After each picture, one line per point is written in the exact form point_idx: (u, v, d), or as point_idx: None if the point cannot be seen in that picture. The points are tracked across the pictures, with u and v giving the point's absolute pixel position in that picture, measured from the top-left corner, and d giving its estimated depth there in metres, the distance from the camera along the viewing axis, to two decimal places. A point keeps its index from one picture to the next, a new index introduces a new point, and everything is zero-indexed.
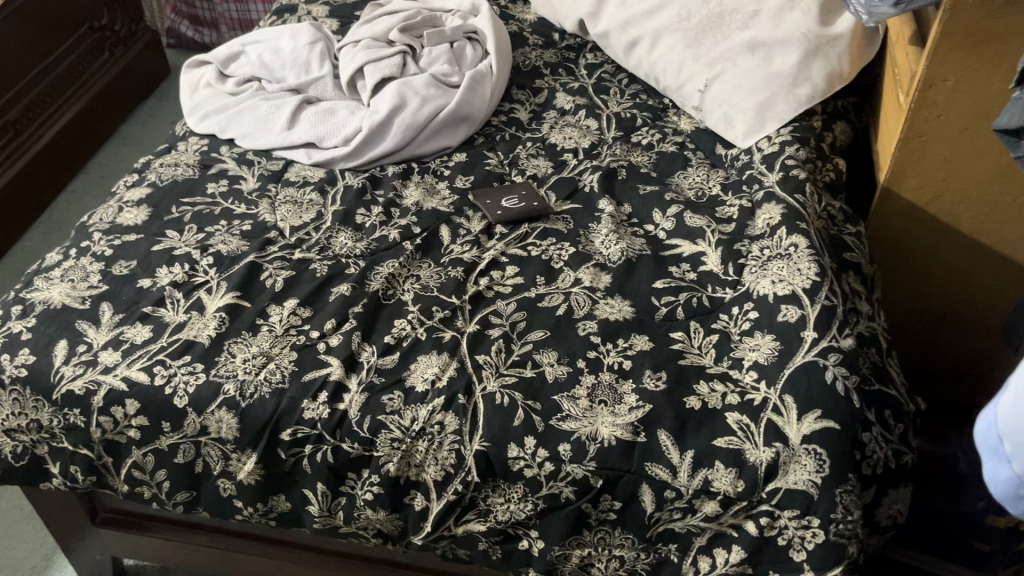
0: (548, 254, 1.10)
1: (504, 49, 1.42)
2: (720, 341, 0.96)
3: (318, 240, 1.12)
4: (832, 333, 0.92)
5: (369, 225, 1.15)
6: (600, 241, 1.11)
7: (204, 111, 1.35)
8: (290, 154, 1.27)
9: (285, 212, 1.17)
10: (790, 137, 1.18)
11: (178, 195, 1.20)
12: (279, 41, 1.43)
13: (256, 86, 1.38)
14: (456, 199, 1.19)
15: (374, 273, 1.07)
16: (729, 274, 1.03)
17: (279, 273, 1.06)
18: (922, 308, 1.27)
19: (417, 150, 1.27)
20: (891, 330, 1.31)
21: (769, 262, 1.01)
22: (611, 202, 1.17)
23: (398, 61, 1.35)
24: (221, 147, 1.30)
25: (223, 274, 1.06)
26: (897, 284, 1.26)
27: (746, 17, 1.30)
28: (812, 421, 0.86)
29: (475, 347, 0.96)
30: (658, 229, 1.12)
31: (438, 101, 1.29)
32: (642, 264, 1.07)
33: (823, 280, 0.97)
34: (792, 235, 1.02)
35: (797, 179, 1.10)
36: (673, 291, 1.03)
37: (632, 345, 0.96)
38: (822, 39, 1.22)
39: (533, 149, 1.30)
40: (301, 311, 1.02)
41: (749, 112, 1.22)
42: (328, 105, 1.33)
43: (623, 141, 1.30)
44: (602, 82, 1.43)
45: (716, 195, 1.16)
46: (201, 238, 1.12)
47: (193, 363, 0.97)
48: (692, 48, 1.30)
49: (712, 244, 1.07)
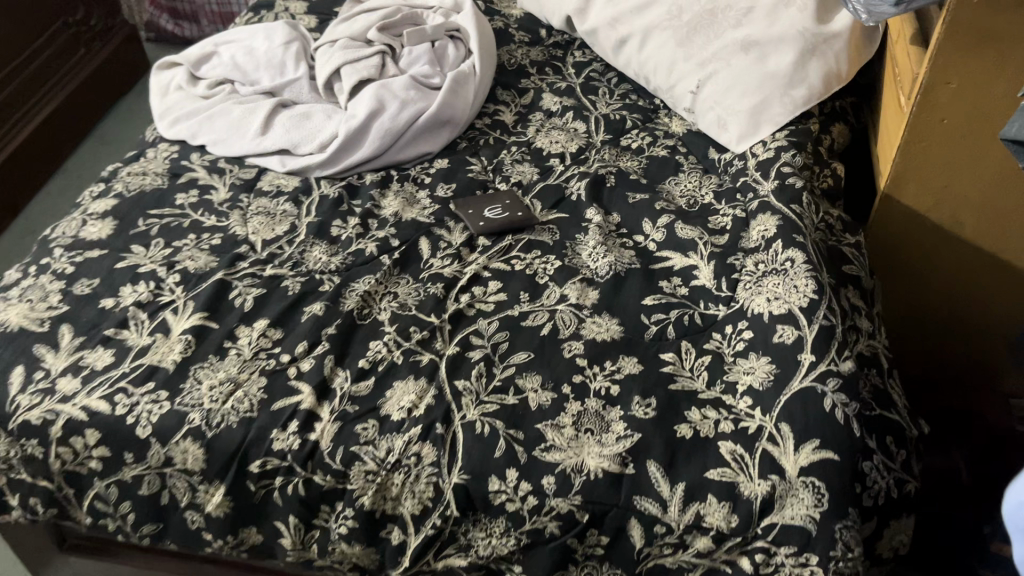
0: (532, 269, 1.04)
1: (487, 48, 1.36)
2: (713, 363, 0.91)
3: (291, 254, 1.07)
4: (831, 356, 0.87)
5: (345, 237, 1.09)
6: (588, 253, 1.06)
7: (174, 116, 1.29)
8: (264, 161, 1.22)
9: (257, 225, 1.11)
10: (786, 142, 1.12)
11: (146, 206, 1.15)
12: (253, 41, 1.37)
13: (228, 89, 1.32)
14: (436, 208, 1.14)
15: (349, 291, 1.01)
16: (723, 290, 0.98)
17: (249, 292, 1.01)
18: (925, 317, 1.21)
19: (396, 156, 1.22)
20: (889, 340, 1.26)
21: (765, 278, 0.96)
22: (599, 211, 1.12)
23: (377, 62, 1.29)
24: (192, 154, 1.25)
25: (190, 293, 1.01)
26: (897, 292, 1.20)
27: (738, 13, 1.23)
28: (810, 452, 0.81)
29: (454, 372, 0.91)
30: (648, 240, 1.07)
31: (418, 104, 1.23)
32: (631, 279, 1.02)
33: (822, 298, 0.91)
34: (789, 249, 0.96)
35: (794, 188, 1.04)
36: (663, 309, 0.97)
37: (621, 368, 0.91)
38: (819, 38, 1.16)
39: (518, 154, 1.24)
40: (272, 333, 0.97)
41: (743, 115, 1.17)
42: (303, 109, 1.27)
43: (611, 145, 1.25)
44: (590, 82, 1.37)
45: (709, 203, 1.11)
46: (167, 254, 1.06)
47: (156, 391, 0.92)
48: (683, 47, 1.24)
49: (705, 258, 1.02)
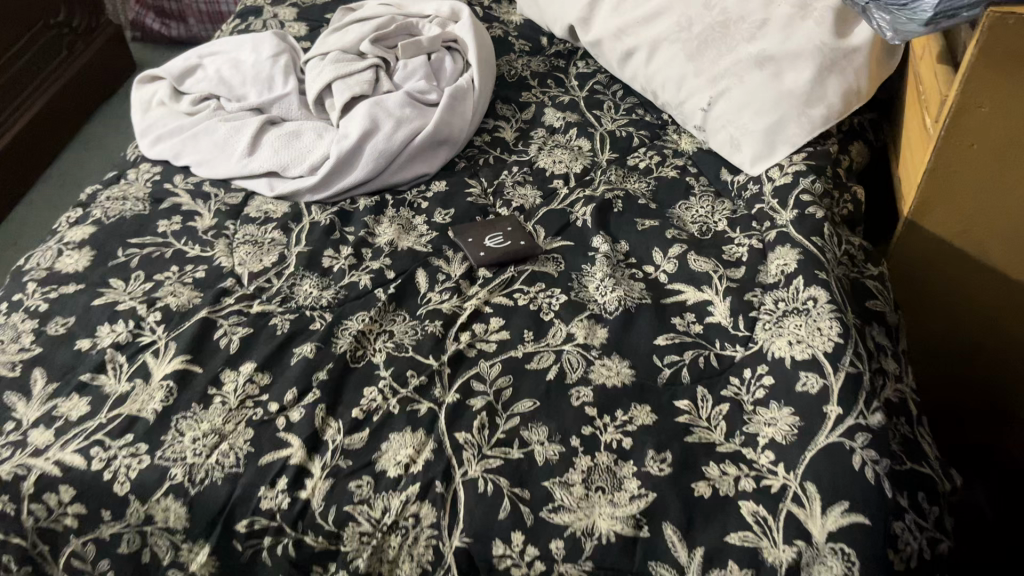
0: (536, 304, 0.98)
1: (486, 60, 1.30)
2: (731, 412, 0.85)
3: (280, 288, 1.01)
4: (860, 407, 0.80)
5: (338, 269, 1.03)
6: (595, 286, 1.00)
7: (156, 134, 1.23)
8: (251, 184, 1.15)
9: (244, 255, 1.05)
10: (804, 166, 1.05)
11: (125, 234, 1.08)
12: (239, 53, 1.30)
13: (214, 105, 1.25)
14: (434, 236, 1.08)
15: (341, 330, 0.95)
16: (740, 329, 0.92)
17: (235, 332, 0.95)
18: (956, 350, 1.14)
19: (391, 179, 1.15)
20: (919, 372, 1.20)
21: (785, 319, 0.90)
22: (606, 239, 1.05)
23: (371, 76, 1.22)
24: (175, 176, 1.18)
25: (172, 333, 0.95)
26: (924, 322, 1.14)
27: (752, 27, 1.15)
28: (838, 515, 0.75)
29: (454, 422, 0.85)
30: (658, 271, 1.01)
31: (414, 123, 1.17)
32: (642, 316, 0.96)
33: (848, 342, 0.85)
34: (811, 286, 0.90)
35: (814, 218, 0.98)
36: (676, 350, 0.91)
37: (633, 419, 0.85)
38: (837, 52, 1.10)
39: (520, 175, 1.18)
40: (260, 378, 0.90)
41: (757, 136, 1.11)
42: (293, 127, 1.21)
43: (618, 165, 1.18)
44: (594, 95, 1.31)
45: (722, 231, 1.05)
46: (148, 289, 1.00)
47: (135, 444, 0.85)
48: (693, 62, 1.18)
49: (720, 293, 0.96)
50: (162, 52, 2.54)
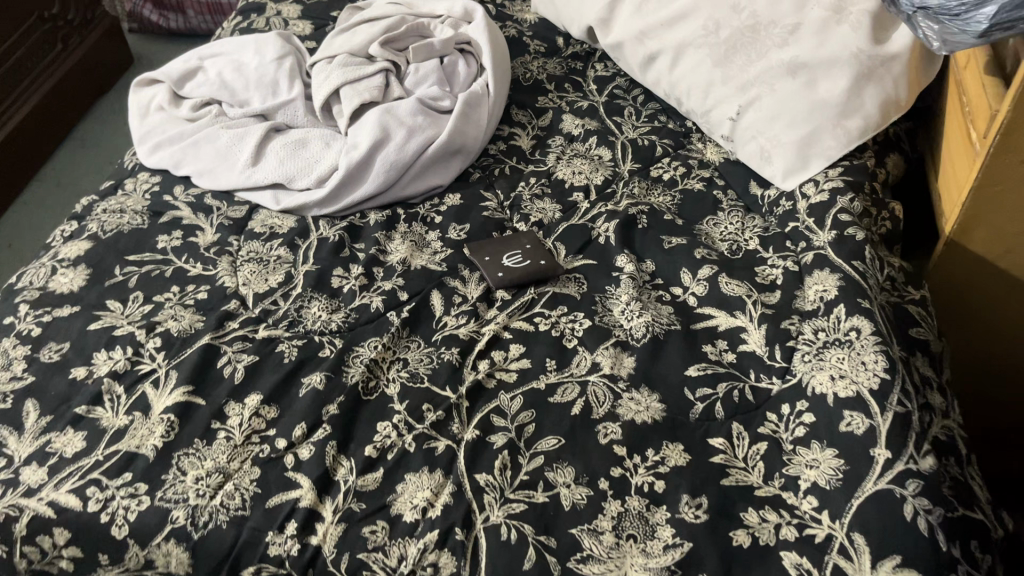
0: (559, 329, 0.93)
1: (501, 63, 1.24)
2: (769, 451, 0.80)
3: (287, 311, 0.95)
4: (910, 451, 0.75)
5: (348, 290, 0.97)
6: (621, 310, 0.94)
7: (155, 141, 1.17)
8: (255, 196, 1.10)
9: (248, 275, 1.00)
10: (841, 182, 1.00)
11: (122, 251, 1.03)
12: (242, 55, 1.24)
13: (215, 111, 1.19)
14: (449, 254, 1.02)
15: (353, 358, 0.90)
16: (776, 360, 0.87)
17: (240, 360, 0.89)
18: (1003, 378, 1.07)
19: (402, 192, 1.09)
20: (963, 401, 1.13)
21: (826, 350, 0.84)
22: (631, 258, 1.00)
23: (381, 82, 1.16)
24: (174, 187, 1.13)
25: (173, 361, 0.89)
26: (969, 348, 1.07)
27: (783, 32, 1.08)
28: (890, 570, 0.69)
29: (473, 462, 0.80)
30: (687, 294, 0.96)
31: (426, 132, 1.11)
32: (671, 344, 0.90)
33: (895, 378, 0.79)
34: (853, 316, 0.85)
35: (854, 240, 0.92)
36: (708, 382, 0.86)
37: (664, 459, 0.80)
38: (875, 60, 1.03)
39: (537, 187, 1.12)
40: (266, 411, 0.85)
41: (789, 148, 1.05)
42: (298, 134, 1.15)
43: (641, 177, 1.13)
44: (614, 100, 1.25)
45: (754, 251, 0.99)
46: (148, 311, 0.94)
47: (133, 484, 0.80)
48: (721, 68, 1.12)
49: (754, 320, 0.90)
50: (161, 46, 2.47)
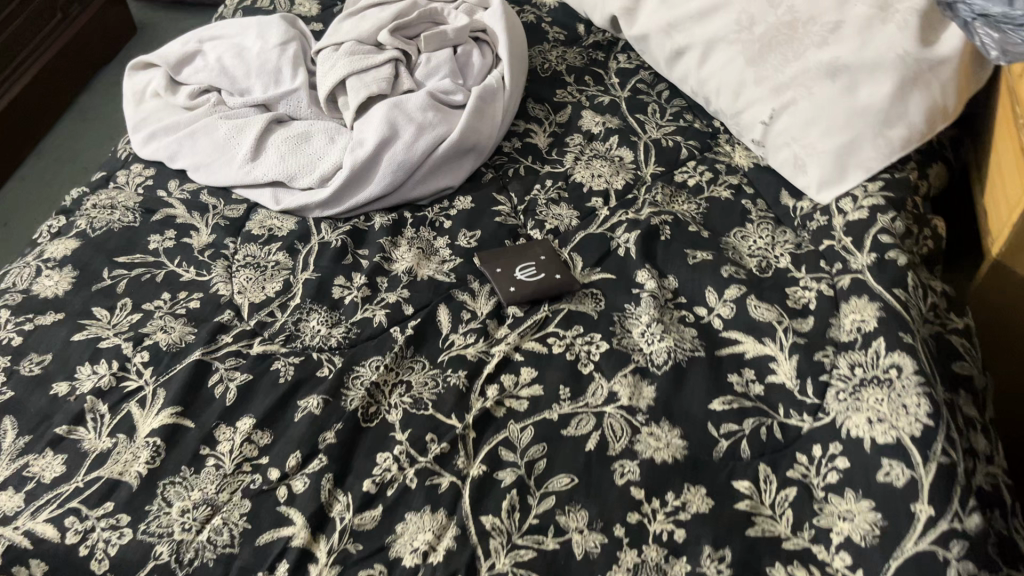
0: (574, 352, 0.87)
1: (518, 54, 1.17)
2: (799, 498, 0.74)
3: (284, 324, 0.89)
4: (954, 508, 0.68)
5: (349, 301, 0.91)
6: (641, 332, 0.88)
7: (149, 131, 1.10)
8: (254, 195, 1.03)
9: (244, 282, 0.94)
10: (882, 199, 0.92)
11: (112, 252, 0.97)
12: (243, 39, 1.17)
13: (214, 99, 1.12)
14: (458, 263, 0.96)
15: (353, 379, 0.84)
16: (808, 396, 0.81)
17: (233, 378, 0.84)
18: None
19: (410, 194, 1.03)
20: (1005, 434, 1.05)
21: (863, 389, 0.78)
22: (652, 274, 0.93)
23: (389, 72, 1.09)
24: (169, 182, 1.07)
25: (161, 377, 0.84)
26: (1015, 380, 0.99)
27: (823, 30, 1.00)
28: None
29: (479, 502, 0.74)
30: (711, 315, 0.89)
31: (437, 129, 1.04)
32: (695, 373, 0.84)
33: (939, 424, 0.72)
34: (894, 352, 0.77)
35: (896, 265, 0.84)
36: (734, 418, 0.80)
37: (686, 504, 0.74)
38: (923, 64, 0.95)
39: (553, 191, 1.05)
40: (259, 436, 0.80)
41: (825, 158, 0.98)
42: (301, 128, 1.08)
43: (664, 182, 1.06)
44: (637, 96, 1.18)
45: (785, 269, 0.93)
46: (136, 321, 0.88)
47: (115, 515, 0.74)
48: (754, 67, 1.04)
49: (784, 349, 0.84)
50: (166, 15, 2.40)
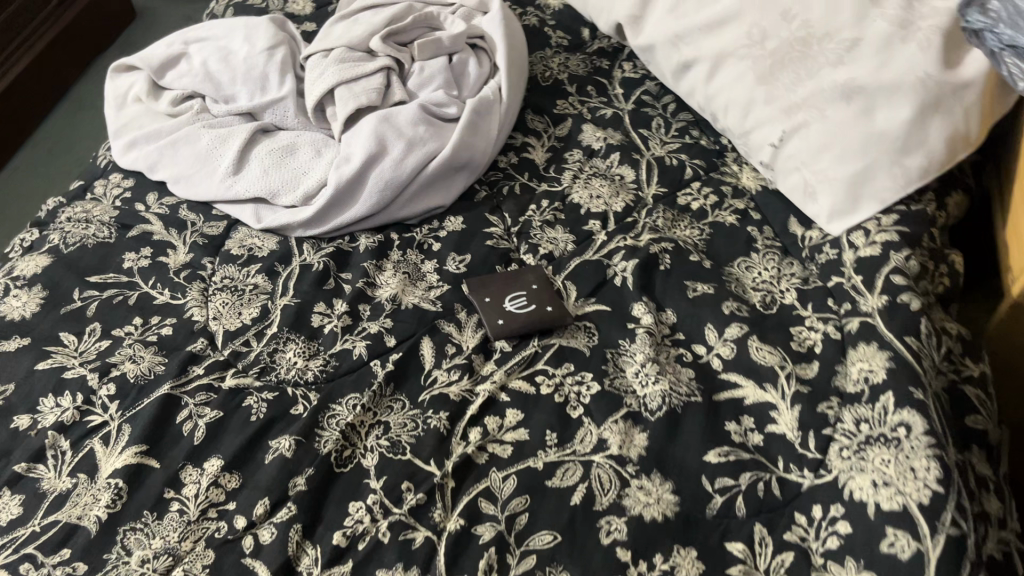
0: (562, 394, 0.82)
1: (517, 62, 1.11)
2: (797, 564, 0.69)
3: (259, 355, 0.85)
4: None
5: (328, 331, 0.87)
6: (635, 372, 0.83)
7: (130, 139, 1.06)
8: (235, 211, 0.99)
9: (220, 307, 0.89)
10: (896, 235, 0.86)
11: (84, 271, 0.93)
12: (231, 42, 1.12)
13: (197, 106, 1.07)
14: (445, 290, 0.91)
15: (328, 419, 0.79)
16: (810, 450, 0.76)
17: (202, 415, 0.79)
18: None
19: (398, 213, 0.98)
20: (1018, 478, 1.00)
21: (868, 448, 0.73)
22: (649, 307, 0.88)
23: (380, 82, 1.04)
24: (147, 195, 1.02)
25: (127, 412, 0.79)
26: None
27: (839, 48, 0.94)
28: None
29: (454, 560, 0.70)
30: (710, 355, 0.84)
31: (428, 146, 0.99)
32: (690, 420, 0.79)
33: (949, 492, 0.67)
34: (903, 408, 0.72)
35: (909, 310, 0.79)
36: (730, 472, 0.75)
37: (675, 568, 0.69)
38: (944, 87, 0.89)
39: (549, 212, 1.00)
40: (227, 479, 0.75)
41: (837, 186, 0.92)
42: (287, 139, 1.03)
43: (666, 204, 1.01)
44: (641, 109, 1.13)
45: (790, 306, 0.88)
46: (104, 349, 0.84)
47: (71, 563, 0.70)
48: (764, 86, 0.98)
49: (786, 397, 0.79)
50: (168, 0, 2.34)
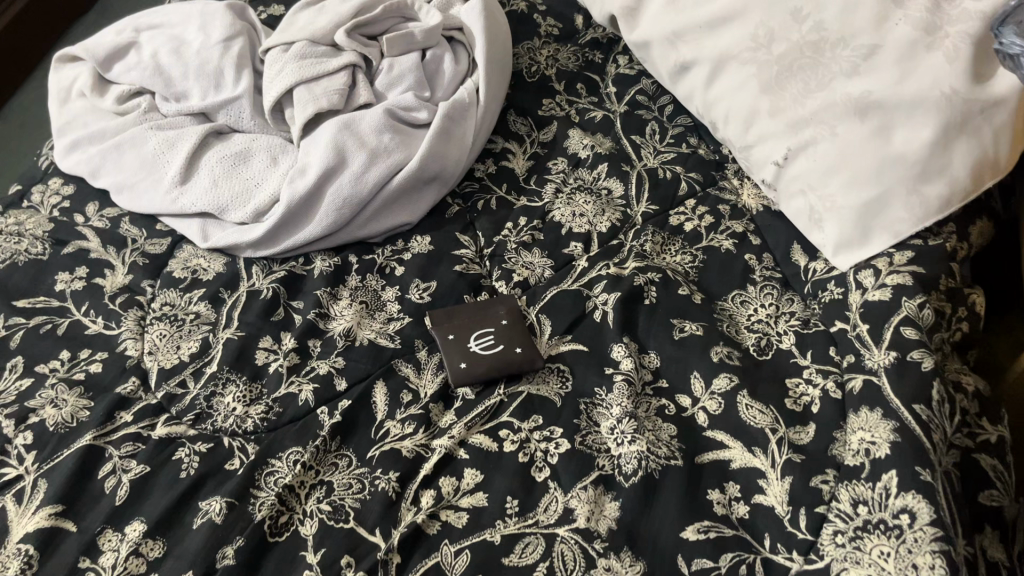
0: (528, 452, 0.73)
1: (498, 58, 1.01)
2: None
3: (195, 398, 0.77)
4: None
5: (273, 371, 0.79)
6: (610, 428, 0.75)
7: (71, 140, 0.97)
8: (181, 226, 0.91)
9: (157, 339, 0.81)
10: (910, 277, 0.76)
11: (10, 294, 0.84)
12: (185, 32, 1.02)
13: (145, 103, 0.98)
14: (406, 324, 0.83)
15: (265, 478, 0.71)
16: (800, 529, 0.67)
17: (127, 469, 0.72)
18: None
19: (360, 231, 0.89)
20: None
21: (867, 535, 0.64)
22: (630, 350, 0.79)
23: (344, 82, 0.94)
24: (88, 206, 0.94)
25: (44, 465, 0.72)
26: None
27: (855, 55, 0.83)
28: None
29: None
30: (696, 409, 0.75)
31: (392, 157, 0.90)
32: (668, 488, 0.70)
33: None
34: (907, 492, 0.63)
35: (920, 372, 0.70)
36: (709, 552, 0.66)
37: None
38: (974, 106, 0.78)
39: (526, 232, 0.91)
40: (148, 547, 0.67)
41: (845, 215, 0.82)
42: (242, 144, 0.94)
43: (656, 224, 0.91)
44: (634, 111, 1.03)
45: (787, 352, 0.79)
46: (24, 389, 0.76)
47: None
48: (769, 95, 0.88)
49: (776, 465, 0.71)
50: None
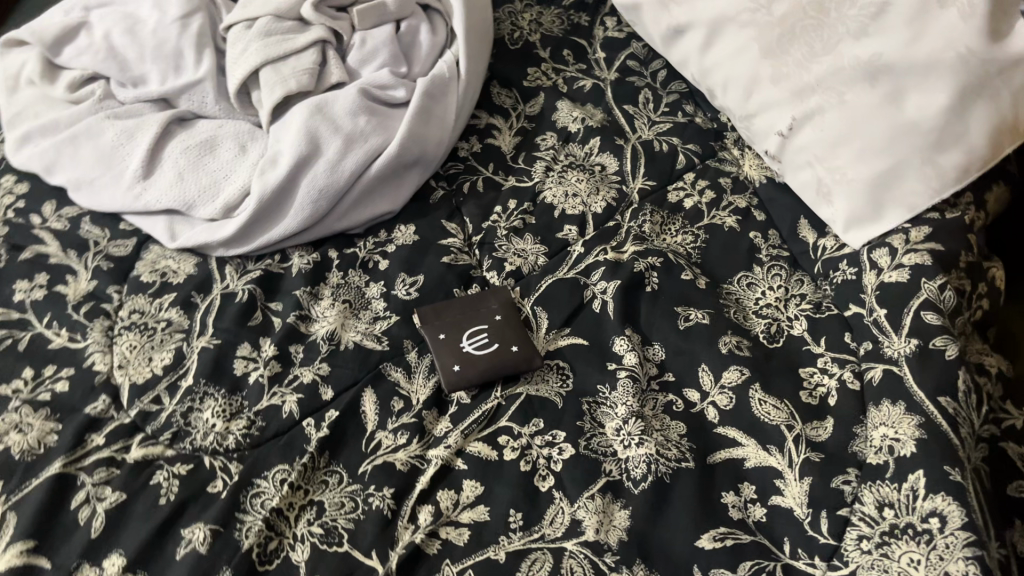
0: (529, 460, 0.69)
1: (478, 27, 0.96)
2: None
3: (172, 416, 0.72)
4: None
5: (254, 383, 0.74)
6: (615, 429, 0.70)
7: (22, 132, 0.89)
8: (146, 224, 0.84)
9: (127, 352, 0.76)
10: (928, 256, 0.72)
11: None
12: (139, 9, 0.94)
13: (100, 90, 0.91)
14: (392, 323, 0.78)
15: (251, 501, 0.66)
16: (823, 534, 0.63)
17: (102, 497, 0.66)
18: None
19: (339, 223, 0.84)
20: None
21: (897, 540, 0.60)
22: (633, 342, 0.75)
23: (314, 61, 0.88)
24: (44, 205, 0.87)
25: (12, 497, 0.66)
26: None
27: (862, 15, 0.77)
28: None
29: None
30: (705, 404, 0.71)
31: (371, 141, 0.84)
32: (680, 494, 0.66)
33: None
34: (936, 494, 0.59)
35: (944, 361, 0.65)
36: (726, 561, 0.62)
37: None
38: (991, 68, 0.72)
39: (517, 217, 0.85)
40: None
41: (856, 188, 0.77)
42: (208, 133, 0.88)
43: (655, 203, 0.86)
44: (626, 78, 0.97)
45: (799, 340, 0.75)
46: None
47: None
48: (771, 60, 0.83)
49: (794, 465, 0.66)
50: None
